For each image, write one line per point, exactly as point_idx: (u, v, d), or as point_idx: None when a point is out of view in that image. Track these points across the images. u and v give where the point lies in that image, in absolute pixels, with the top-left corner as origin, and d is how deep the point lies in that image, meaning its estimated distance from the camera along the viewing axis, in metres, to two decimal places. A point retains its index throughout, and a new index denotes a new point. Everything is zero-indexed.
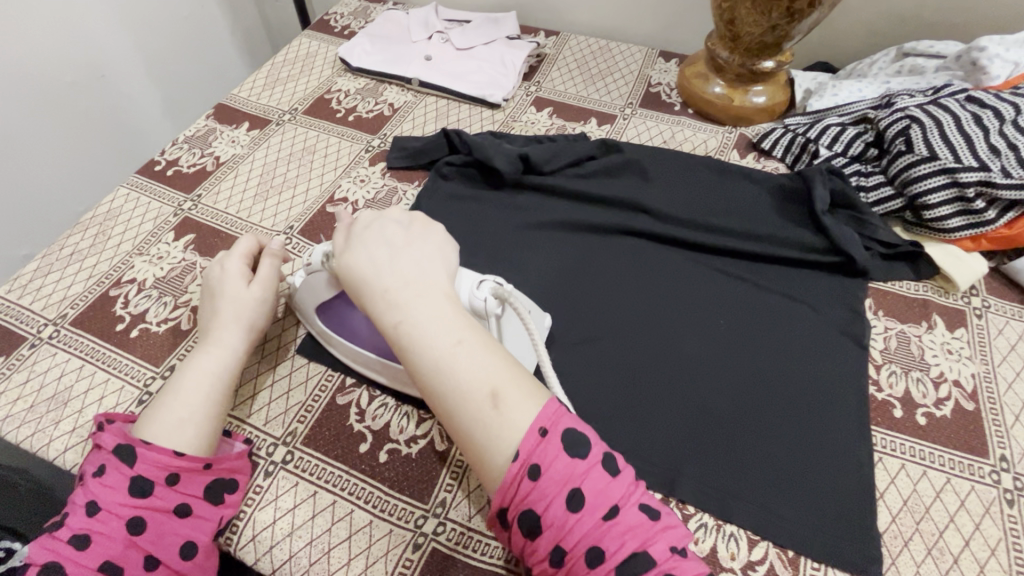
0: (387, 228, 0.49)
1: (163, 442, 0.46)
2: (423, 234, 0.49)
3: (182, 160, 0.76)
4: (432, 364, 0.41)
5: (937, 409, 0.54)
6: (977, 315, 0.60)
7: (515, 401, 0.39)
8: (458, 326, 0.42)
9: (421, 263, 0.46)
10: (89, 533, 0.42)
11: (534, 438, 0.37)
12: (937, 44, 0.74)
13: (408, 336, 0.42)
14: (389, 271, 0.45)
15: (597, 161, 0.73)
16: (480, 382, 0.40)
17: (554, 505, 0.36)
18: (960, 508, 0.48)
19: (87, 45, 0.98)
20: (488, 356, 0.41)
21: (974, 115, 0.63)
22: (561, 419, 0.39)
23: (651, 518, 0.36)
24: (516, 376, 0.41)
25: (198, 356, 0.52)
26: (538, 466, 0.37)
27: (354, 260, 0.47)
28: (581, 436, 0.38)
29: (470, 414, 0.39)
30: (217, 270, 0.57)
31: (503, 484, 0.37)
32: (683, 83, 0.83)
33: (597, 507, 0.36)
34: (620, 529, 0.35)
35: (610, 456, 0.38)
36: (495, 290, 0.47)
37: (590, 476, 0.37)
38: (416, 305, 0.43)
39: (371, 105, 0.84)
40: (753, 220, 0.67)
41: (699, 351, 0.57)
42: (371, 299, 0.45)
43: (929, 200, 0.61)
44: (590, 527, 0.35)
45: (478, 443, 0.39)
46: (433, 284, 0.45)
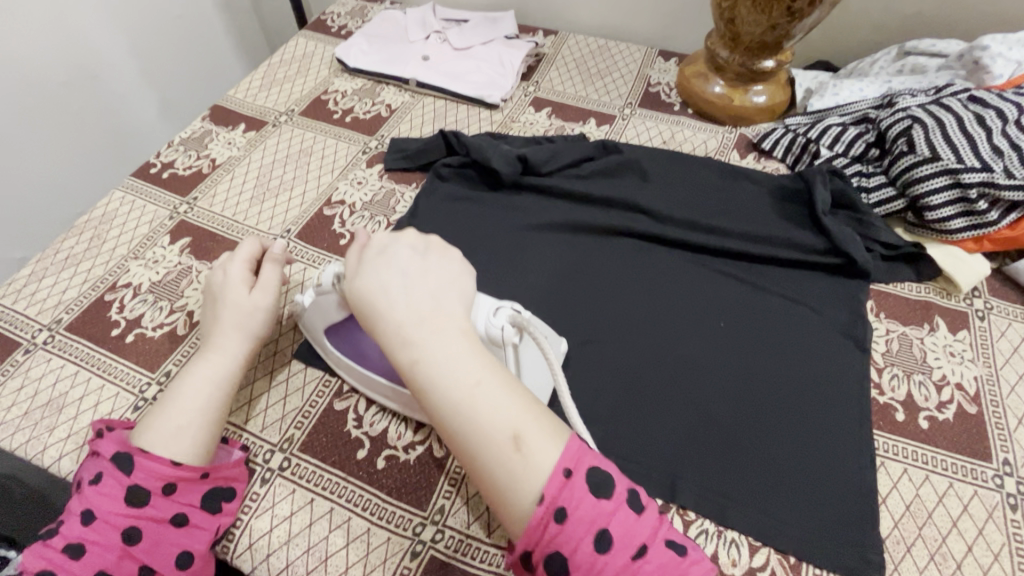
0: (401, 252, 0.46)
1: (161, 450, 0.45)
2: (438, 261, 0.47)
3: (178, 163, 0.75)
4: (451, 405, 0.39)
5: (939, 412, 0.53)
6: (979, 317, 0.60)
7: (537, 445, 0.38)
8: (478, 364, 0.41)
9: (437, 295, 0.44)
10: (83, 543, 0.41)
11: (559, 480, 0.36)
12: (938, 42, 0.74)
13: (426, 375, 0.40)
14: (404, 304, 0.43)
15: (595, 162, 0.72)
16: (501, 425, 0.38)
17: (582, 547, 0.35)
18: (963, 513, 0.48)
19: (81, 46, 0.97)
20: (510, 396, 0.40)
21: (976, 116, 0.62)
22: (584, 457, 0.38)
23: (679, 554, 0.36)
24: (537, 416, 0.39)
25: (198, 364, 0.51)
26: (564, 508, 0.35)
27: (368, 290, 0.45)
28: (605, 473, 0.37)
29: (492, 459, 0.38)
30: (218, 275, 0.56)
31: (529, 528, 0.36)
32: (683, 82, 0.83)
33: (625, 547, 0.35)
34: (650, 569, 0.35)
35: (633, 491, 0.38)
36: (512, 317, 0.46)
37: (616, 516, 0.36)
38: (433, 341, 0.41)
39: (368, 106, 0.84)
40: (753, 221, 0.67)
41: (700, 354, 0.57)
42: (386, 333, 0.43)
43: (931, 201, 0.61)
44: (619, 569, 0.34)
45: (500, 487, 0.38)
46: (449, 318, 0.43)
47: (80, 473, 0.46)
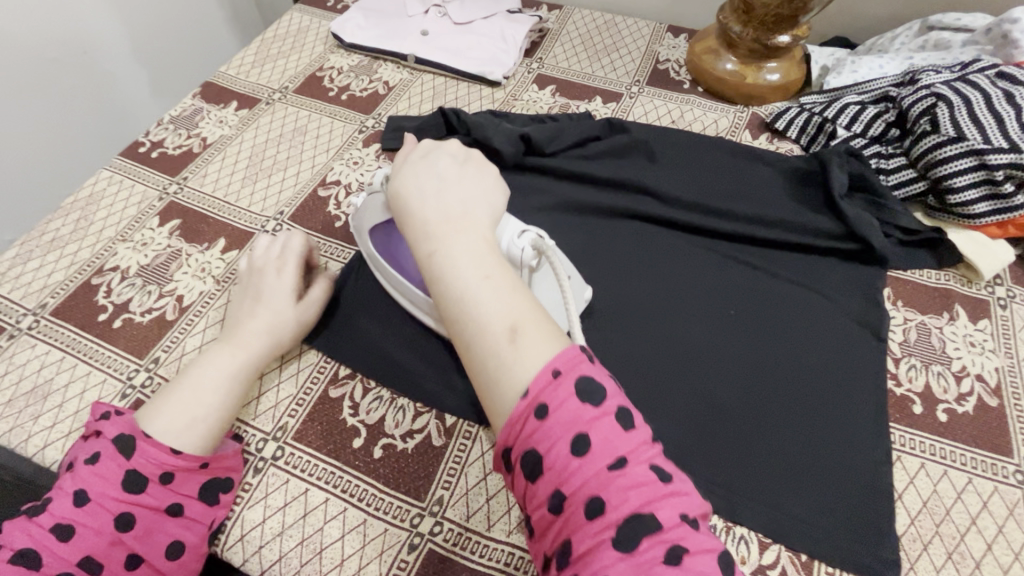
0: (442, 158, 0.46)
1: (166, 439, 0.44)
2: (479, 172, 0.45)
3: (168, 142, 0.73)
4: (454, 292, 0.37)
5: (958, 405, 0.51)
6: (1001, 306, 0.57)
7: (533, 341, 0.35)
8: (490, 261, 0.39)
9: (467, 200, 0.43)
10: (74, 525, 0.40)
11: (545, 379, 0.33)
12: (963, 16, 0.70)
13: (437, 265, 0.39)
14: (432, 201, 0.42)
15: (601, 142, 0.69)
16: (498, 316, 0.36)
17: (557, 447, 0.32)
18: (982, 510, 0.46)
19: (69, 21, 0.94)
20: (515, 294, 0.37)
21: (1005, 93, 0.59)
22: (580, 364, 0.34)
23: (662, 479, 0.32)
24: (540, 319, 0.36)
25: (225, 361, 0.49)
26: (545, 406, 0.33)
27: (404, 188, 0.44)
28: (596, 382, 0.34)
29: (484, 348, 0.36)
30: (270, 278, 0.54)
31: (509, 420, 0.33)
32: (692, 59, 0.79)
33: (604, 458, 0.31)
34: (626, 483, 0.31)
35: (626, 408, 0.34)
36: (535, 241, 0.46)
37: (599, 424, 0.32)
38: (452, 235, 0.40)
39: (365, 84, 0.80)
40: (767, 205, 0.64)
41: (709, 342, 0.54)
42: (412, 227, 0.42)
43: (954, 183, 0.58)
44: (593, 476, 0.31)
45: (489, 381, 0.35)
46: (472, 220, 0.41)
47: (79, 451, 0.44)
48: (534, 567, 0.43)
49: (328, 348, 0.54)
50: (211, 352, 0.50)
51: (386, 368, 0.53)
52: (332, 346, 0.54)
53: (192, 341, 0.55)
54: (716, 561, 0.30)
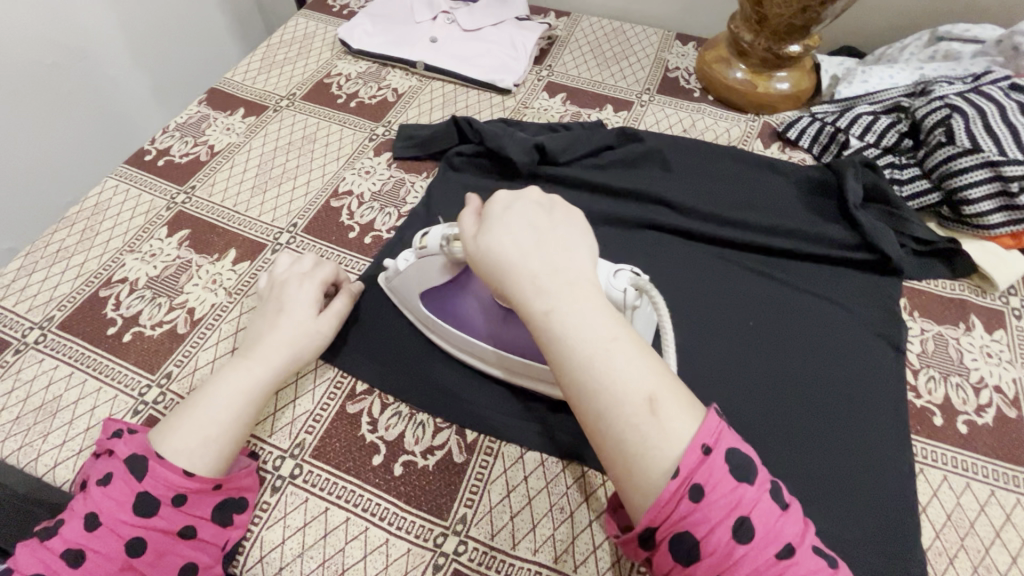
0: (529, 203, 0.43)
1: (178, 459, 0.42)
2: (568, 218, 0.43)
3: (174, 150, 0.71)
4: (583, 358, 0.35)
5: (978, 417, 0.51)
6: (1016, 317, 0.58)
7: (675, 410, 0.34)
8: (612, 321, 0.37)
9: (570, 250, 0.40)
10: (84, 550, 0.39)
11: (696, 456, 0.32)
12: (973, 27, 0.71)
13: (560, 329, 0.36)
14: (536, 252, 0.39)
15: (615, 151, 0.69)
16: (636, 385, 0.34)
17: (718, 530, 0.31)
18: (1006, 523, 0.46)
19: (70, 25, 0.92)
20: (644, 358, 0.36)
21: (1019, 106, 0.60)
22: (725, 437, 0.33)
23: (828, 564, 0.32)
24: (672, 383, 0.35)
25: (244, 377, 0.47)
26: (701, 487, 0.32)
27: (496, 240, 0.40)
28: (746, 458, 0.33)
29: (624, 419, 0.34)
30: (292, 287, 0.52)
31: (658, 502, 0.32)
32: (703, 68, 0.79)
33: (770, 544, 0.31)
34: (796, 571, 0.31)
35: (775, 486, 0.34)
36: (633, 280, 0.43)
37: (758, 506, 0.32)
38: (569, 292, 0.38)
39: (374, 91, 0.79)
40: (781, 215, 0.64)
41: (730, 355, 0.54)
42: (516, 284, 0.39)
43: (969, 195, 0.59)
44: (760, 564, 0.31)
45: (629, 454, 0.33)
46: (582, 274, 0.39)
47: (90, 470, 0.43)
48: None
49: (344, 362, 0.53)
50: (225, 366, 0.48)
51: (405, 384, 0.52)
52: (350, 360, 0.54)
53: (204, 355, 0.54)
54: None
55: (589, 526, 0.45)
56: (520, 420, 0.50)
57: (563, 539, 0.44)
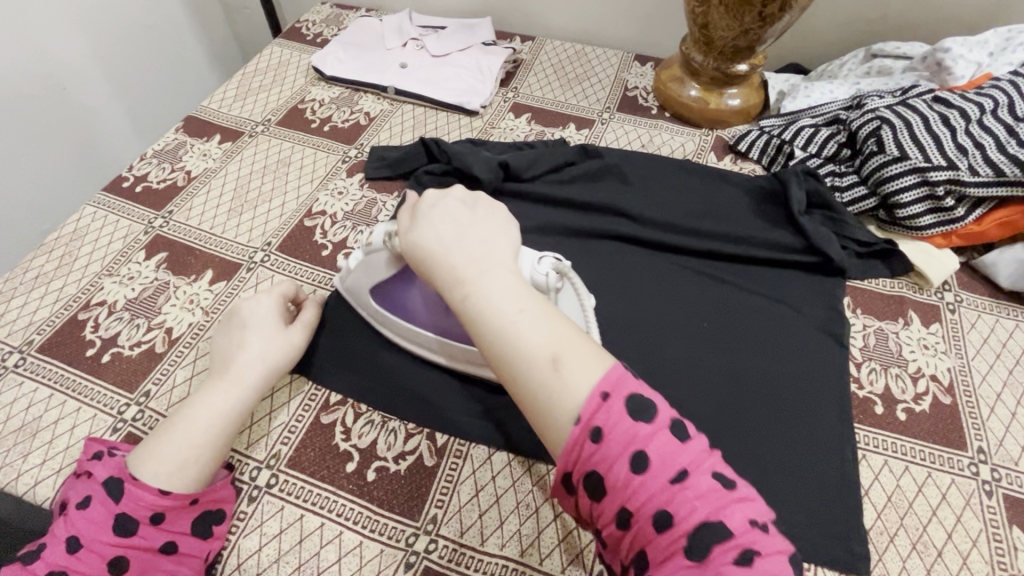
0: (451, 204, 0.47)
1: (155, 480, 0.44)
2: (487, 213, 0.47)
3: (151, 176, 0.74)
4: (495, 329, 0.39)
5: (916, 404, 0.55)
6: (951, 310, 0.62)
7: (578, 364, 0.37)
8: (521, 293, 0.41)
9: (486, 240, 0.44)
10: (67, 572, 0.40)
11: (595, 403, 0.36)
12: (902, 45, 0.77)
13: (475, 304, 0.41)
14: (456, 245, 0.44)
15: (576, 167, 0.73)
16: (542, 346, 0.38)
17: (616, 466, 0.34)
18: (942, 501, 0.49)
19: (48, 57, 0.95)
20: (550, 324, 0.39)
21: (941, 116, 0.64)
22: (624, 383, 0.36)
23: (725, 487, 0.34)
24: (579, 342, 0.39)
25: (221, 396, 0.49)
26: (601, 429, 0.35)
27: (421, 235, 0.45)
28: (646, 399, 0.36)
29: (533, 377, 0.37)
30: (250, 303, 0.54)
31: (566, 448, 0.36)
32: (659, 86, 0.84)
33: (664, 472, 0.34)
34: (690, 494, 0.33)
35: (678, 422, 0.36)
36: (557, 266, 0.47)
37: (655, 439, 0.35)
38: (483, 275, 0.42)
39: (346, 115, 0.83)
40: (732, 222, 0.68)
41: (686, 354, 0.57)
42: (438, 272, 0.43)
43: (901, 199, 0.63)
44: (655, 490, 0.33)
45: (541, 410, 0.37)
46: (496, 258, 0.43)
47: (69, 492, 0.45)
48: None
49: (320, 374, 0.56)
50: (200, 388, 0.50)
51: (377, 393, 0.54)
52: (324, 373, 0.56)
53: (181, 374, 0.56)
54: (788, 559, 0.32)
55: (553, 520, 0.47)
56: (487, 422, 0.53)
57: (529, 533, 0.47)
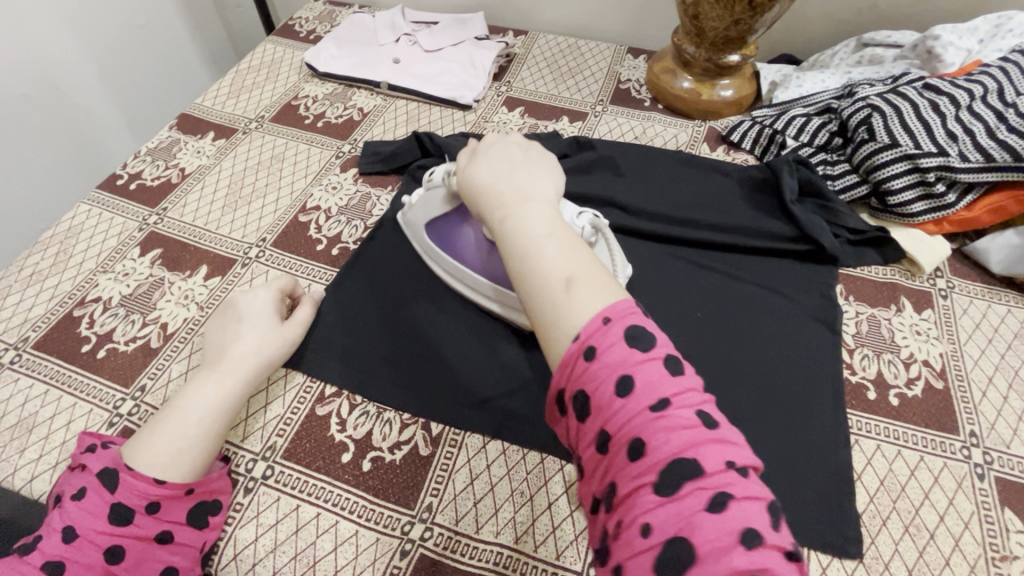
0: (509, 147, 0.50)
1: (151, 470, 0.44)
2: (541, 159, 0.49)
3: (146, 174, 0.74)
4: (520, 248, 0.40)
5: (908, 389, 0.55)
6: (943, 296, 0.62)
7: (589, 289, 0.37)
8: (552, 223, 0.42)
9: (531, 178, 0.46)
10: (63, 561, 0.40)
11: (596, 323, 0.35)
12: (893, 34, 0.77)
13: (506, 226, 0.42)
14: (503, 178, 0.46)
15: (569, 159, 0.73)
16: (557, 267, 0.38)
17: (602, 387, 0.33)
18: (934, 485, 0.49)
19: (41, 56, 0.95)
20: (573, 251, 0.40)
21: (931, 103, 0.65)
22: (629, 314, 0.35)
23: (710, 427, 0.31)
24: (596, 273, 0.39)
25: (212, 389, 0.49)
26: (595, 348, 0.34)
27: (475, 168, 0.48)
28: (646, 331, 0.35)
29: (543, 294, 0.38)
30: (247, 297, 0.55)
31: (562, 363, 0.35)
32: (652, 78, 0.84)
33: (649, 398, 0.32)
34: (670, 424, 0.31)
35: (676, 359, 0.34)
36: (593, 221, 0.52)
37: (645, 367, 0.33)
38: (520, 204, 0.43)
39: (340, 111, 0.83)
40: (724, 212, 0.68)
41: (679, 342, 0.58)
42: (484, 199, 0.46)
43: (891, 186, 0.64)
44: (636, 414, 0.32)
45: (546, 324, 0.37)
46: (536, 193, 0.45)
47: (64, 484, 0.45)
48: (521, 565, 0.45)
49: (314, 367, 0.56)
50: (193, 380, 0.50)
51: (371, 385, 0.55)
52: (320, 365, 0.56)
53: (176, 368, 0.56)
54: (766, 509, 0.29)
55: (548, 507, 0.48)
56: (482, 411, 0.53)
57: (523, 520, 0.47)
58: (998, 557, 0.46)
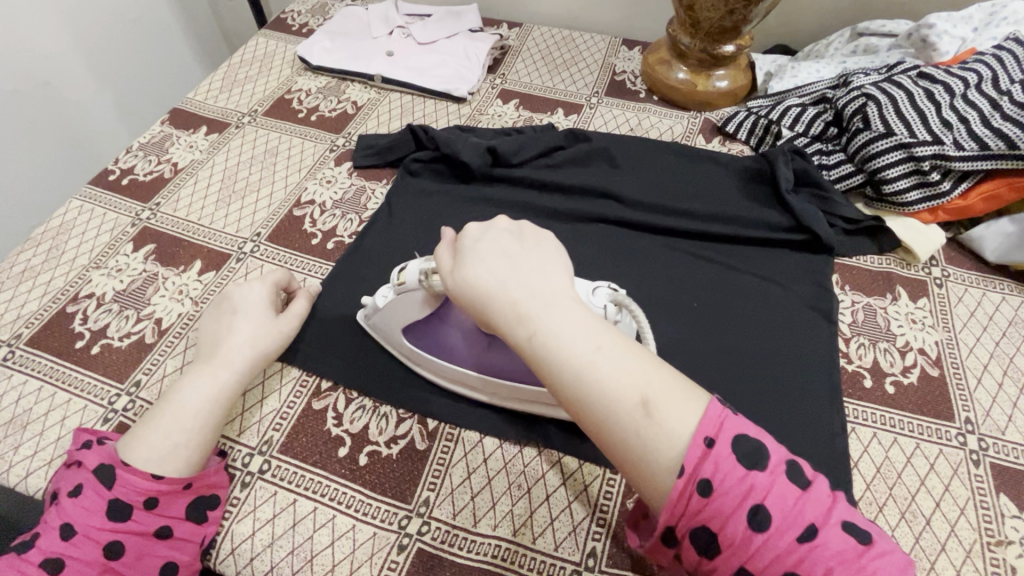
0: (500, 239, 0.43)
1: (145, 466, 0.44)
2: (537, 243, 0.43)
3: (138, 169, 0.73)
4: (574, 374, 0.36)
5: (904, 377, 0.55)
6: (938, 285, 0.62)
7: (668, 404, 0.34)
8: (593, 330, 0.38)
9: (542, 274, 0.41)
10: (63, 558, 0.40)
11: (699, 451, 0.33)
12: (888, 23, 0.77)
13: (546, 349, 0.37)
14: (515, 282, 0.40)
15: (564, 152, 0.73)
16: (627, 387, 0.35)
17: (732, 522, 0.32)
18: (930, 471, 0.50)
19: (31, 52, 0.94)
20: (633, 361, 0.36)
21: (925, 91, 0.65)
22: (729, 427, 0.34)
23: (859, 541, 0.31)
24: (664, 378, 0.36)
25: (207, 381, 0.49)
26: (709, 481, 0.32)
27: (473, 275, 0.41)
28: (756, 443, 0.34)
29: (623, 426, 0.35)
30: (241, 291, 0.54)
31: (670, 502, 0.33)
32: (647, 70, 0.83)
33: (791, 527, 0.31)
34: (823, 553, 0.31)
35: (792, 464, 0.34)
36: (613, 297, 0.45)
37: (773, 491, 0.32)
38: (550, 315, 0.38)
39: (334, 104, 0.82)
40: (719, 203, 0.68)
41: (676, 334, 0.58)
42: (497, 315, 0.39)
43: (886, 175, 0.64)
44: (781, 548, 0.31)
45: (636, 461, 0.34)
46: (557, 293, 0.40)
47: (61, 481, 0.44)
48: (520, 557, 0.45)
49: (309, 362, 0.56)
50: (184, 376, 0.50)
51: (368, 379, 0.55)
52: (315, 360, 0.56)
53: (171, 362, 0.56)
54: None
55: (546, 500, 0.48)
56: (480, 406, 0.53)
57: (521, 512, 0.47)
58: (993, 542, 0.46)
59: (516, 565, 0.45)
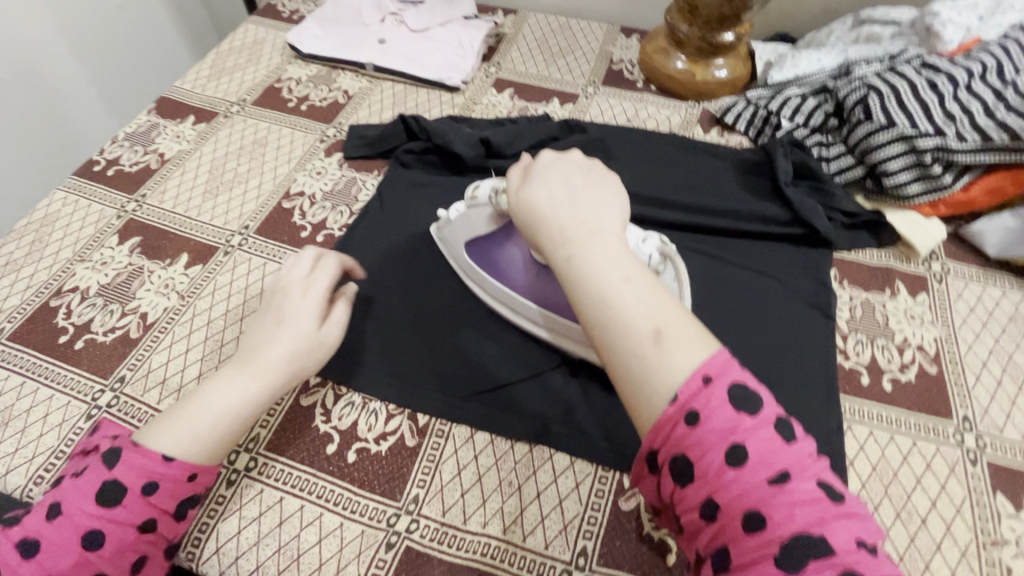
0: (568, 168, 0.42)
1: (161, 449, 0.42)
2: (603, 180, 0.42)
3: (123, 159, 0.72)
4: (596, 295, 0.35)
5: (901, 374, 0.55)
6: (937, 280, 0.61)
7: (682, 344, 0.33)
8: (631, 264, 0.36)
9: (597, 208, 0.40)
10: (40, 540, 0.38)
11: (695, 385, 0.31)
12: (891, 11, 0.75)
13: (578, 270, 0.36)
14: (567, 209, 0.39)
15: (560, 142, 0.71)
16: (643, 319, 0.34)
17: (709, 454, 0.30)
18: (926, 470, 0.49)
19: (14, 38, 0.92)
20: (659, 297, 0.35)
21: (929, 82, 0.63)
22: (731, 371, 0.32)
23: (832, 498, 0.29)
24: (685, 322, 0.34)
25: (238, 388, 0.45)
26: (697, 412, 0.31)
27: (530, 194, 0.41)
28: (752, 390, 0.32)
29: (628, 351, 0.33)
30: (294, 294, 0.48)
31: (654, 426, 0.32)
32: (644, 59, 0.82)
33: (767, 470, 0.29)
34: (793, 499, 0.29)
35: (785, 419, 0.32)
36: (661, 248, 0.48)
37: (757, 435, 0.30)
38: (592, 242, 0.37)
39: (324, 93, 0.81)
40: (718, 196, 0.67)
41: None
42: (543, 232, 0.39)
43: (888, 167, 0.63)
44: (753, 488, 0.29)
45: (633, 389, 0.33)
46: (607, 226, 0.39)
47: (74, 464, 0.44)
48: (510, 556, 0.44)
49: None
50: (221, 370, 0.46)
51: (357, 374, 0.54)
52: None
53: (157, 358, 0.55)
54: None
55: (537, 497, 0.47)
56: (472, 402, 0.52)
57: (511, 510, 0.46)
58: (988, 542, 0.45)
59: (506, 564, 0.44)
